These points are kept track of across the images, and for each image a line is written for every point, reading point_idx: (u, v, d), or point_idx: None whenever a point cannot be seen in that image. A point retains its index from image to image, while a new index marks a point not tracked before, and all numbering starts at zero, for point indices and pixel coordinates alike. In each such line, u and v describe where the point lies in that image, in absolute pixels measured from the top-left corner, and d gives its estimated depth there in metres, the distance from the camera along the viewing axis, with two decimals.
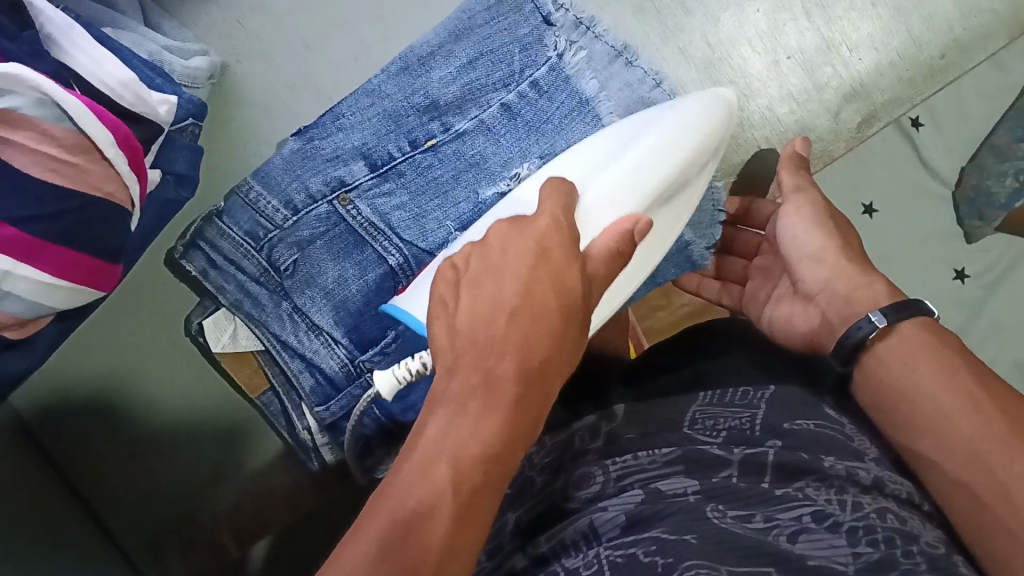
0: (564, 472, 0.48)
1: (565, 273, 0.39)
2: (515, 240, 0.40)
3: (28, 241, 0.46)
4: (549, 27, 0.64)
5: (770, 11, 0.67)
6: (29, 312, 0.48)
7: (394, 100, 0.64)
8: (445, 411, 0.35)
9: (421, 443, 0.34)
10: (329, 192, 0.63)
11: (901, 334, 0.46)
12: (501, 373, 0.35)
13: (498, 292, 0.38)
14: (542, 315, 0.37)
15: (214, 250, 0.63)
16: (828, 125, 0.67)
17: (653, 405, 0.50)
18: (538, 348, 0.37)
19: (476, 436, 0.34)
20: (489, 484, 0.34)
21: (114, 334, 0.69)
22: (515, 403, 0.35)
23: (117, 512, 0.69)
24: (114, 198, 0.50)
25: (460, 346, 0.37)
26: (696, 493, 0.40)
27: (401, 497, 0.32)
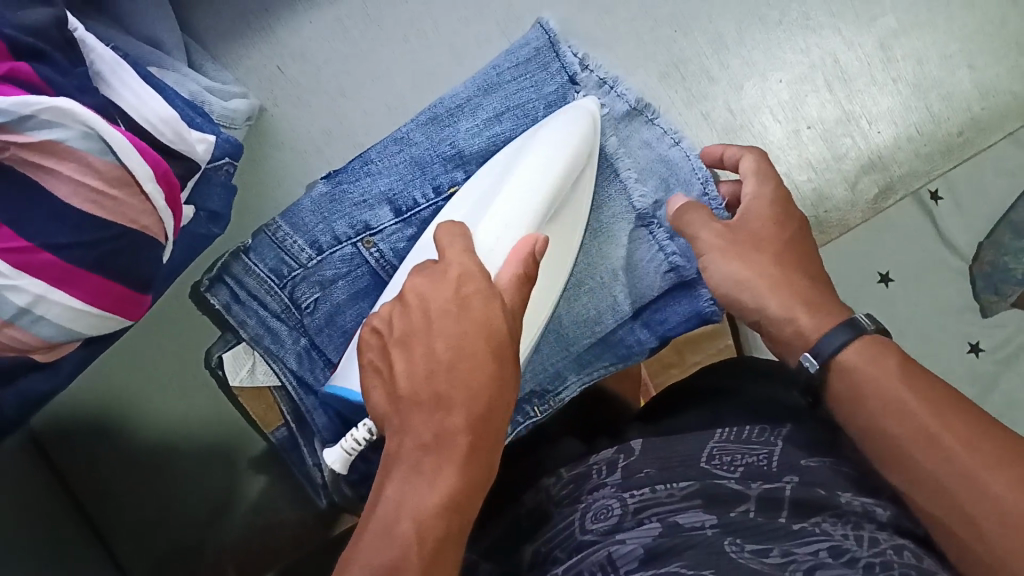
0: (581, 503, 0.48)
1: (496, 330, 0.42)
2: (455, 309, 0.42)
3: (62, 268, 0.48)
4: (573, 85, 0.66)
5: (793, 82, 0.68)
6: (58, 337, 0.50)
7: (421, 148, 0.66)
8: (402, 472, 0.38)
9: (381, 509, 0.37)
10: (354, 235, 0.64)
11: (842, 365, 0.45)
12: (449, 428, 0.39)
13: (429, 350, 0.41)
14: (475, 364, 0.40)
15: (239, 285, 0.64)
16: (845, 194, 0.69)
17: (668, 442, 0.50)
18: (481, 398, 0.40)
19: (435, 489, 0.37)
20: (450, 533, 0.37)
21: (140, 360, 0.70)
22: (464, 452, 0.39)
23: (127, 536, 0.70)
24: (148, 230, 0.52)
25: (406, 408, 0.40)
26: (713, 527, 0.40)
27: (374, 552, 0.35)
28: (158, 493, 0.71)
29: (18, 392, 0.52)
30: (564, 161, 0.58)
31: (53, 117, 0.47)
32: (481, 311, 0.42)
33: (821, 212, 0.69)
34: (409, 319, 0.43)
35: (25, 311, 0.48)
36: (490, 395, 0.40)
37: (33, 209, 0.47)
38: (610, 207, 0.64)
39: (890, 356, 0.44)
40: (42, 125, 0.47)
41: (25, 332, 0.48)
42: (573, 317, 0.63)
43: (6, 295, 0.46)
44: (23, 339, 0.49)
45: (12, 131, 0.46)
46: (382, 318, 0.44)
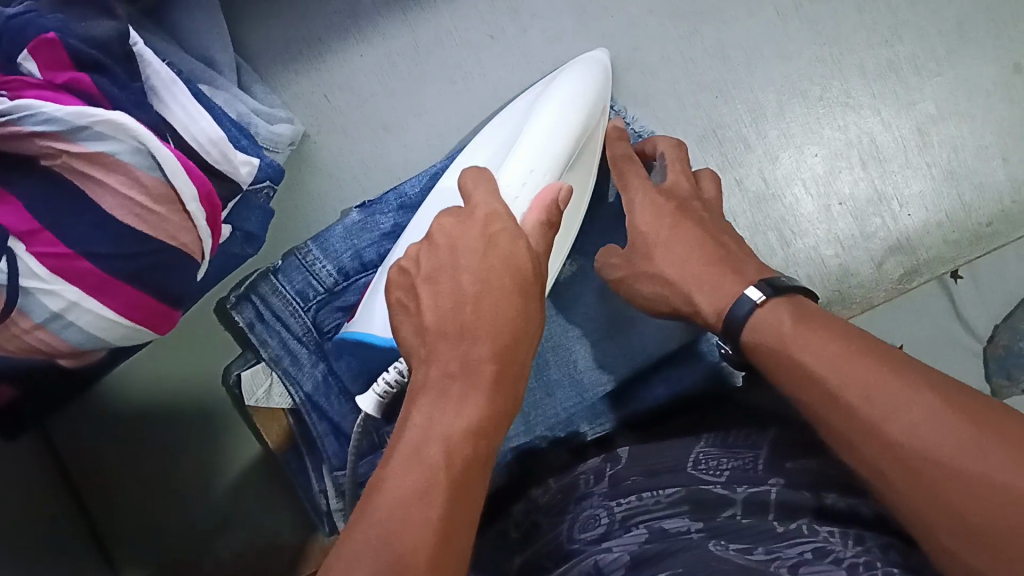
0: (570, 511, 0.50)
1: (526, 272, 0.44)
2: (490, 248, 0.43)
3: (99, 276, 0.49)
4: None
5: (828, 157, 0.69)
6: (87, 343, 0.51)
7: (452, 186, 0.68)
8: (429, 396, 0.40)
9: (411, 428, 0.39)
10: (381, 263, 0.66)
11: (760, 321, 0.46)
12: (475, 359, 0.41)
13: (458, 283, 0.43)
14: (501, 298, 0.42)
15: (265, 305, 0.64)
16: (871, 273, 0.69)
17: (654, 447, 0.52)
18: (506, 329, 0.42)
19: (461, 414, 0.39)
20: (476, 458, 0.38)
21: (155, 370, 0.71)
22: (491, 379, 0.40)
23: (127, 543, 0.70)
24: (186, 248, 0.53)
25: (434, 339, 0.42)
26: (699, 531, 0.43)
27: (404, 472, 0.36)
28: (164, 503, 0.71)
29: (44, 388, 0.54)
30: (581, 112, 0.58)
31: (107, 130, 0.48)
32: (502, 250, 0.43)
33: (845, 288, 0.69)
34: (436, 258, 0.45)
35: (57, 316, 0.49)
36: (515, 326, 0.42)
37: (78, 217, 0.48)
38: None
39: (780, 321, 0.45)
40: (96, 137, 0.48)
41: (54, 336, 0.50)
42: (587, 366, 0.64)
43: (40, 299, 0.48)
44: (52, 344, 0.50)
45: (64, 140, 0.47)
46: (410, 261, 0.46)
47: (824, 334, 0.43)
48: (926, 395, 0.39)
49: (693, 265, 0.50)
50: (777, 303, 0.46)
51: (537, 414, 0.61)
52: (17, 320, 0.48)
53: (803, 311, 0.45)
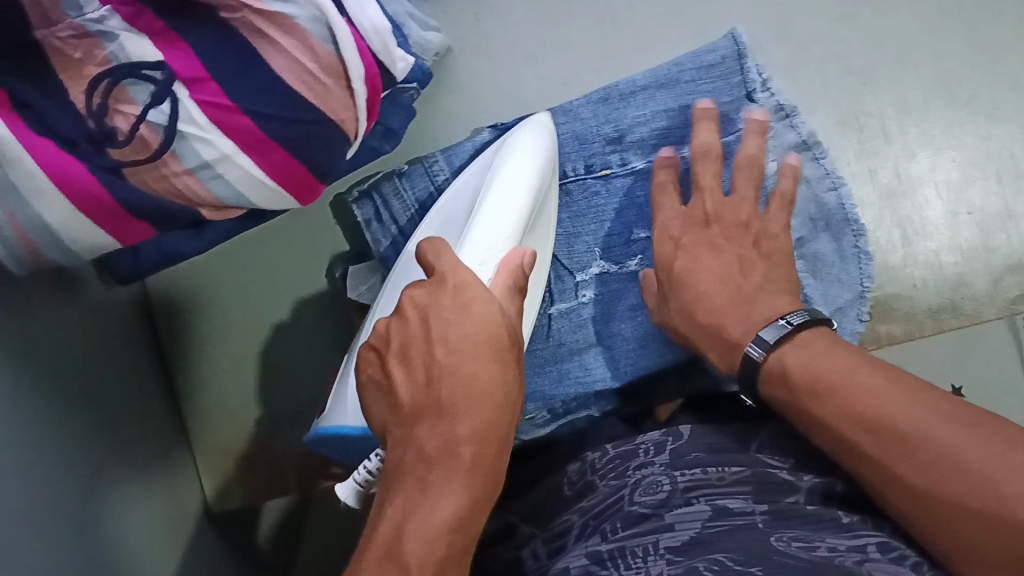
0: (628, 479, 0.56)
1: (504, 351, 0.44)
2: (470, 323, 0.43)
3: (255, 135, 0.50)
4: (748, 103, 0.66)
5: (965, 164, 0.68)
6: (231, 200, 0.53)
7: (586, 124, 0.68)
8: (404, 492, 0.41)
9: (385, 528, 0.40)
10: None
11: (774, 362, 0.52)
12: (456, 438, 0.41)
13: (432, 355, 0.43)
14: (481, 373, 0.42)
15: (384, 206, 0.66)
16: (986, 287, 0.68)
17: (712, 433, 0.58)
18: (485, 405, 0.42)
19: (439, 507, 0.39)
20: (452, 554, 0.39)
21: (257, 254, 0.73)
22: (467, 467, 0.41)
23: (201, 414, 0.72)
24: (342, 125, 0.52)
25: (411, 419, 0.43)
26: (761, 513, 0.49)
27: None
28: (239, 385, 0.73)
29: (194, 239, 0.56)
30: (536, 171, 0.57)
31: None
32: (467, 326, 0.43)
33: (958, 297, 0.68)
34: (416, 328, 0.45)
35: (207, 166, 0.51)
36: (494, 398, 0.42)
37: (246, 74, 0.50)
38: None
39: (783, 365, 0.51)
40: None
41: (201, 185, 0.51)
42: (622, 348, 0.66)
43: (194, 145, 0.50)
44: (198, 192, 0.52)
45: None
46: (378, 333, 0.47)
47: (845, 368, 0.48)
48: (935, 428, 0.44)
49: (704, 313, 0.57)
50: (782, 347, 0.52)
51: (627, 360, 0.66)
52: (169, 161, 0.50)
53: (812, 350, 0.50)
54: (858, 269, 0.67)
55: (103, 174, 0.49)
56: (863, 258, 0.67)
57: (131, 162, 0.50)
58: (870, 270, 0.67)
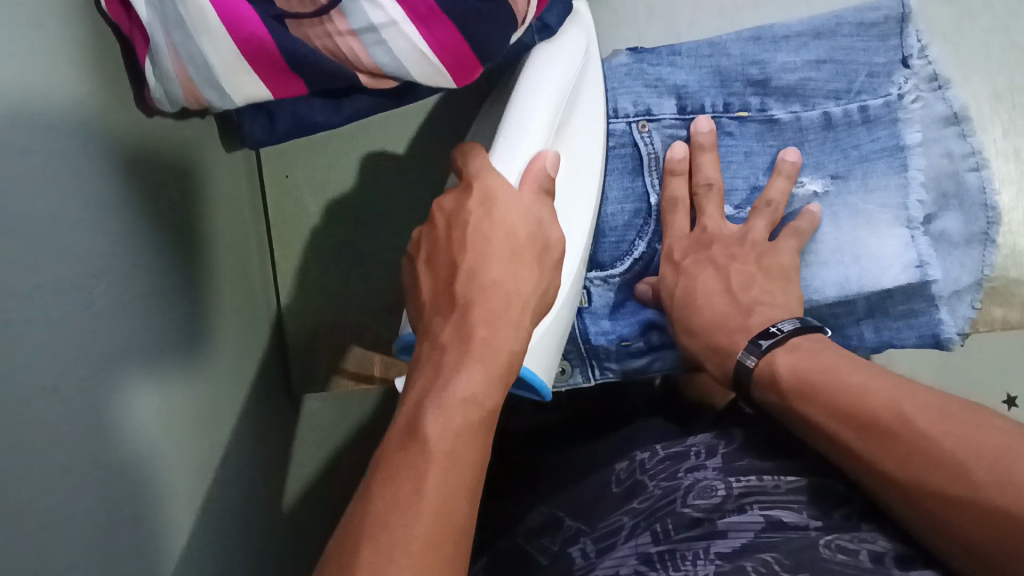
0: (680, 479, 0.59)
1: (516, 240, 0.49)
2: (488, 227, 0.49)
3: (427, 5, 0.49)
4: (903, 67, 0.65)
5: None
6: (391, 69, 0.52)
7: (731, 61, 0.66)
8: (434, 348, 0.45)
9: (415, 382, 0.44)
10: (633, 115, 0.66)
11: (771, 358, 0.54)
12: (479, 288, 0.46)
13: (462, 225, 0.49)
14: (508, 231, 0.49)
15: None
16: None
17: (767, 438, 0.61)
18: (505, 250, 0.48)
19: (471, 349, 0.44)
20: (485, 382, 0.43)
21: (348, 147, 0.79)
22: (495, 305, 0.46)
23: (302, 292, 0.80)
24: (516, 7, 0.52)
25: (439, 291, 0.48)
26: (817, 529, 0.52)
27: (415, 415, 0.41)
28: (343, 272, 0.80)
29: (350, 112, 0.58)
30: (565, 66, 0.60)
31: None
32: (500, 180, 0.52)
33: None
34: (442, 230, 0.51)
35: (373, 29, 0.49)
36: (514, 242, 0.49)
37: None
38: (883, 194, 0.63)
39: (773, 365, 0.54)
40: None
41: (363, 50, 0.51)
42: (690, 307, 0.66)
43: (363, 8, 0.48)
44: (358, 56, 0.51)
45: None
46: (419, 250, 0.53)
47: (818, 351, 0.53)
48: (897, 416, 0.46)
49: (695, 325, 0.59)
50: (773, 351, 0.54)
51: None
52: (337, 20, 0.49)
53: (800, 349, 0.53)
54: (981, 255, 0.65)
55: (271, 21, 0.49)
56: (990, 246, 0.64)
57: (295, 14, 0.49)
58: (994, 256, 0.64)
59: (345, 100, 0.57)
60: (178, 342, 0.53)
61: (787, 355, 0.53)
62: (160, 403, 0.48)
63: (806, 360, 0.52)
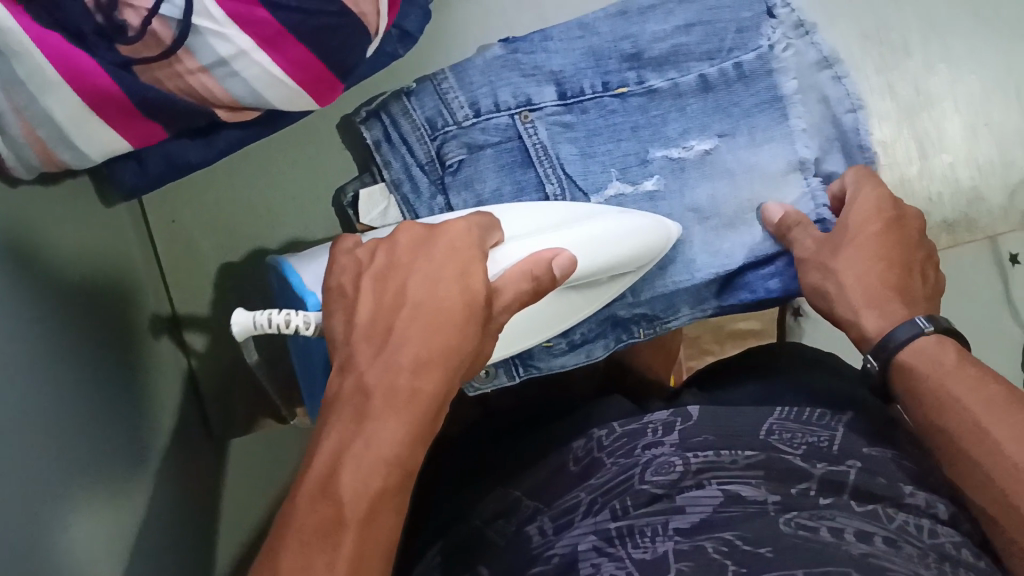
0: (637, 458, 0.56)
1: (464, 254, 0.45)
2: (428, 244, 0.45)
3: (274, 29, 0.48)
4: (769, 18, 0.63)
5: (987, 79, 0.67)
6: (249, 100, 0.51)
7: (602, 39, 0.65)
8: (342, 418, 0.40)
9: (319, 454, 0.39)
10: (514, 106, 0.64)
11: (920, 345, 0.52)
12: (393, 370, 0.40)
13: (401, 290, 0.43)
14: (441, 310, 0.42)
15: (394, 125, 0.65)
16: (1002, 202, 0.69)
17: (722, 414, 0.59)
18: (432, 337, 0.41)
19: (380, 438, 0.39)
20: (386, 491, 0.38)
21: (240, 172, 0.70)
22: (409, 397, 0.40)
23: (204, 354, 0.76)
24: (365, 20, 0.50)
25: (357, 341, 0.42)
26: (774, 503, 0.50)
27: (314, 510, 0.37)
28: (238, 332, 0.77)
29: (222, 149, 0.57)
30: (617, 254, 0.56)
31: None
32: (510, 304, 0.46)
33: (973, 212, 0.69)
34: (384, 261, 0.45)
35: (223, 62, 0.48)
36: (448, 315, 0.42)
37: None
38: (770, 147, 0.63)
39: (929, 350, 0.52)
40: None
41: (217, 85, 0.49)
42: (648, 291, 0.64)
43: (210, 41, 0.47)
44: (215, 91, 0.50)
45: None
46: (361, 257, 0.46)
47: (958, 367, 0.50)
48: (987, 431, 0.47)
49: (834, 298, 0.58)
50: (935, 336, 0.53)
51: (648, 288, 0.64)
52: (184, 57, 0.48)
53: (954, 349, 0.52)
54: None
55: (114, 69, 0.46)
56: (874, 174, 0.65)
57: (144, 59, 0.47)
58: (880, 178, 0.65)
59: (214, 137, 0.55)
60: (90, 408, 0.50)
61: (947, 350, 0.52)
62: (75, 481, 0.46)
63: (967, 361, 0.51)
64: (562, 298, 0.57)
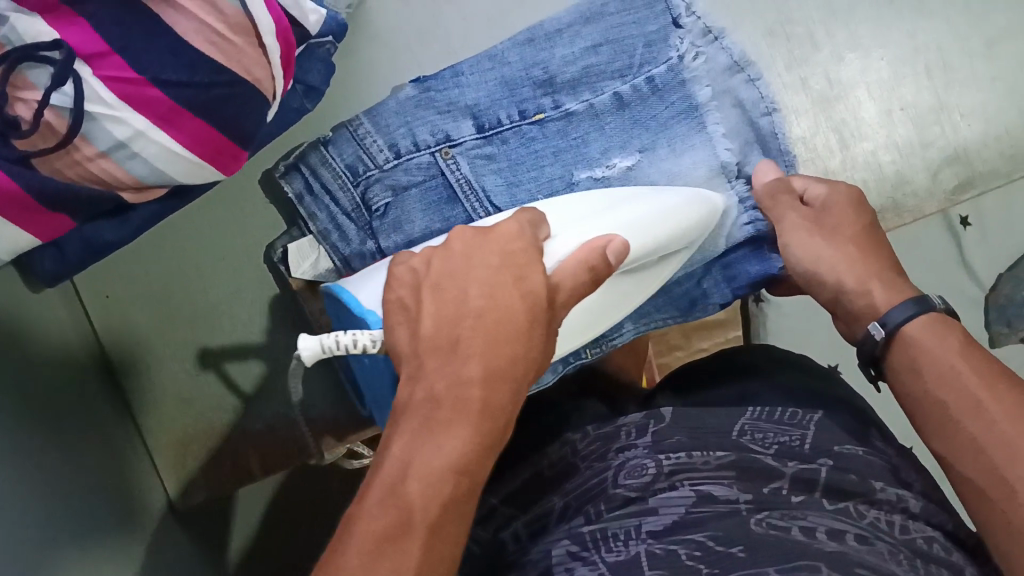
0: (610, 461, 0.54)
1: (518, 257, 0.41)
2: (479, 247, 0.41)
3: (168, 106, 0.48)
4: (676, 28, 0.63)
5: (895, 61, 0.68)
6: (151, 178, 0.50)
7: (513, 68, 0.64)
8: (410, 426, 0.37)
9: (387, 461, 0.36)
10: (433, 144, 0.62)
11: (908, 333, 0.49)
12: (463, 379, 0.37)
13: (462, 295, 0.39)
14: (508, 317, 0.38)
15: (314, 176, 0.63)
16: (925, 182, 0.70)
17: (698, 413, 0.56)
18: (502, 344, 0.38)
19: (445, 447, 0.36)
20: (454, 498, 0.36)
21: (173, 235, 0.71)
22: (479, 408, 0.37)
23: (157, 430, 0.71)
24: (260, 85, 0.50)
25: (425, 351, 0.39)
26: (747, 502, 0.47)
27: (381, 512, 0.35)
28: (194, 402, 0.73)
29: (139, 225, 0.56)
30: (668, 224, 0.56)
31: None
32: (568, 296, 0.43)
33: (899, 195, 0.70)
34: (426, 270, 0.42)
35: (122, 145, 0.48)
36: (515, 320, 0.38)
37: (146, 41, 0.47)
38: (691, 155, 0.62)
39: (926, 334, 0.49)
40: None
41: (116, 167, 0.49)
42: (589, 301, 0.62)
43: (104, 125, 0.47)
44: (114, 173, 0.49)
45: None
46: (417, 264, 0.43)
47: (951, 350, 0.47)
48: (991, 413, 0.44)
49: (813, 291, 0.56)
50: (928, 317, 0.50)
51: None
52: (80, 145, 0.47)
53: (949, 332, 0.49)
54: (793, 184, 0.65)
55: (9, 164, 0.46)
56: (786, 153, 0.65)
57: (40, 151, 0.47)
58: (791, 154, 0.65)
59: (130, 214, 0.55)
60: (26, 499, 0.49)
61: (942, 334, 0.48)
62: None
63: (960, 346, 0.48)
64: (614, 287, 0.56)
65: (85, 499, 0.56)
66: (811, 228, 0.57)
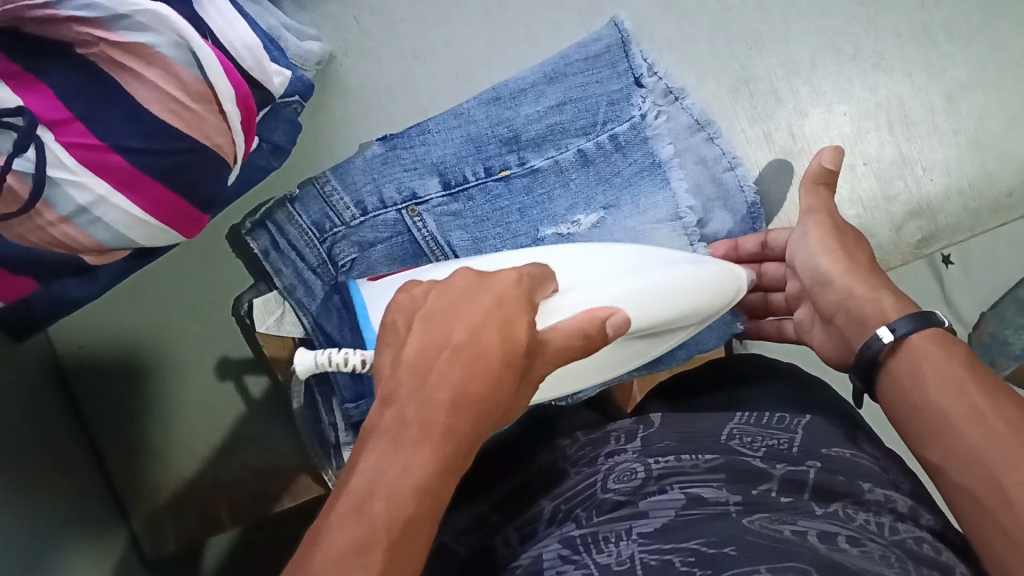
0: (598, 466, 0.48)
1: (510, 299, 0.40)
2: (476, 288, 0.40)
3: (128, 171, 0.49)
4: (638, 88, 0.65)
5: (856, 116, 0.73)
6: (112, 242, 0.51)
7: (479, 127, 0.65)
8: (378, 445, 0.36)
9: (357, 477, 0.36)
10: (400, 202, 0.63)
11: (912, 346, 0.46)
12: (432, 403, 0.36)
13: (452, 324, 0.39)
14: (485, 353, 0.38)
15: (280, 233, 0.63)
16: (890, 235, 0.74)
17: (686, 417, 0.51)
18: (478, 379, 0.37)
19: (409, 470, 0.35)
20: (418, 518, 0.35)
21: (146, 294, 0.72)
22: (447, 434, 0.36)
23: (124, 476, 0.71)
24: (220, 149, 0.51)
25: (402, 375, 0.38)
26: (737, 504, 0.42)
27: (347, 524, 0.34)
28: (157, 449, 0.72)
29: (106, 281, 0.57)
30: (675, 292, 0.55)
31: (146, 20, 0.47)
32: (559, 350, 0.41)
33: None
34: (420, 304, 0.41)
35: (84, 210, 0.48)
36: (500, 349, 0.38)
37: (108, 108, 0.48)
38: (654, 211, 0.63)
39: (928, 350, 0.45)
40: (136, 26, 0.47)
41: (80, 231, 0.49)
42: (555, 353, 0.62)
43: (66, 190, 0.47)
44: (77, 238, 0.49)
45: (103, 28, 0.47)
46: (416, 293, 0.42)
47: (952, 365, 0.44)
48: (991, 422, 0.42)
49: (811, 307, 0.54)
50: (931, 332, 0.46)
51: None
52: (42, 210, 0.47)
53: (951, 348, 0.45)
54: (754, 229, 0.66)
55: None
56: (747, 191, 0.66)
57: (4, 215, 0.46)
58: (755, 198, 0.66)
59: (98, 271, 0.55)
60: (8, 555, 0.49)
61: (940, 351, 0.45)
62: None
63: (962, 361, 0.45)
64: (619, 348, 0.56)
65: (62, 537, 0.56)
66: (832, 238, 0.54)
